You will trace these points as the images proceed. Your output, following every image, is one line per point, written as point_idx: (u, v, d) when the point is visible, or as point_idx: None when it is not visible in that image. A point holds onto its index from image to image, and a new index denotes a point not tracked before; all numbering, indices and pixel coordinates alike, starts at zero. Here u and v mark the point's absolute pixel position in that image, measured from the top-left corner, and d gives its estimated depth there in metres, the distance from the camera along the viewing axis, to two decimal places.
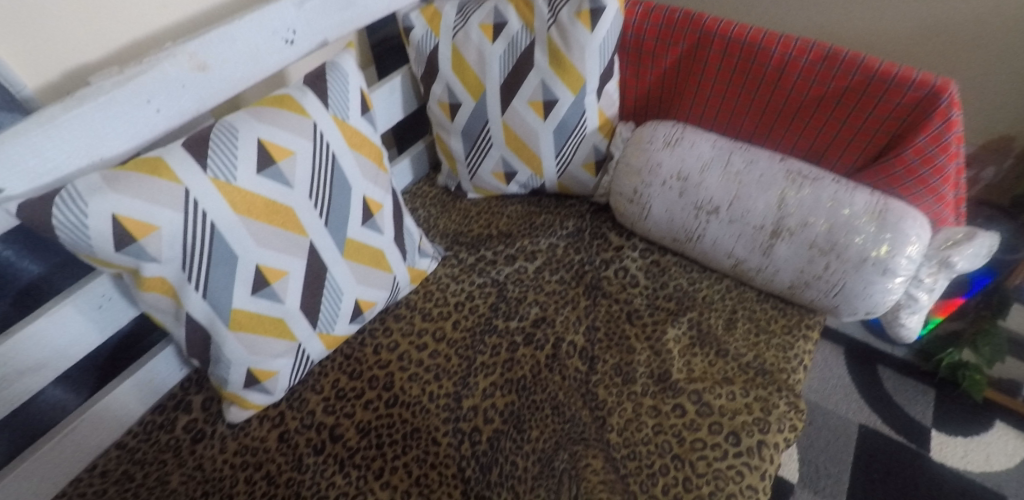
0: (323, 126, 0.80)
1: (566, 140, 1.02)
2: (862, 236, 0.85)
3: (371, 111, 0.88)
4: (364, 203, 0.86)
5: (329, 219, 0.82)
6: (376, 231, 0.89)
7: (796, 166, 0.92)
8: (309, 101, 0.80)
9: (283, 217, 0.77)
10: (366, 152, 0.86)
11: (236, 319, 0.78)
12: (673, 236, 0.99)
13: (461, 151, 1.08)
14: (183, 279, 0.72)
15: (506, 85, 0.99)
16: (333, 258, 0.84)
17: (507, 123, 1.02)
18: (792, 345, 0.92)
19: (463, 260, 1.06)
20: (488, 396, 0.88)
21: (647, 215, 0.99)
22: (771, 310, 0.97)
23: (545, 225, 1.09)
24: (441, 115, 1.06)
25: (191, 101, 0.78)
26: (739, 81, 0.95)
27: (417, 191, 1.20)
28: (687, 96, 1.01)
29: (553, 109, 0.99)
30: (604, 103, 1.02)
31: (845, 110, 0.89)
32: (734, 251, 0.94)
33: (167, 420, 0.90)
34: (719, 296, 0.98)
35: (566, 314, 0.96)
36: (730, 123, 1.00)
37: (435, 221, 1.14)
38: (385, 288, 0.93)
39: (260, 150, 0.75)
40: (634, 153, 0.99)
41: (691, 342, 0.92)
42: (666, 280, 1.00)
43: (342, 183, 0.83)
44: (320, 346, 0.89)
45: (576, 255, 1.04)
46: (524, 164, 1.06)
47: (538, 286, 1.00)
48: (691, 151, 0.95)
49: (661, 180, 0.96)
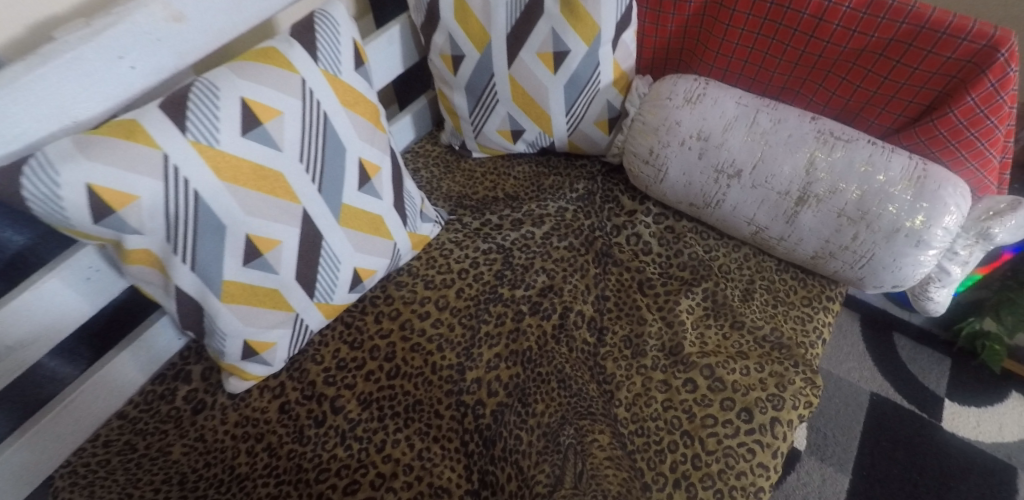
0: (312, 82, 0.74)
1: (577, 96, 0.95)
2: (896, 205, 0.79)
3: (366, 65, 0.82)
4: (360, 165, 0.81)
5: (323, 184, 0.77)
6: (374, 196, 0.84)
7: (828, 126, 0.85)
8: (297, 54, 0.73)
9: (272, 183, 0.72)
10: (361, 110, 0.80)
11: (229, 291, 0.75)
12: (690, 201, 0.93)
13: (465, 107, 1.01)
14: (169, 251, 0.68)
15: (513, 35, 0.91)
16: (329, 225, 0.80)
17: (514, 77, 0.94)
18: (810, 317, 0.88)
19: (467, 225, 1.01)
20: (491, 368, 0.85)
21: (663, 178, 0.92)
22: (790, 281, 0.92)
23: (554, 188, 1.04)
24: (443, 68, 0.98)
25: (169, 57, 0.72)
26: (770, 31, 0.86)
27: (419, 149, 1.14)
28: (712, 47, 0.93)
29: (564, 61, 0.91)
30: (619, 54, 0.94)
31: (887, 65, 0.80)
32: (755, 218, 0.88)
33: (167, 390, 0.89)
34: (736, 265, 0.93)
35: (574, 282, 0.92)
36: (757, 78, 0.92)
37: (439, 182, 1.08)
38: (385, 255, 0.89)
39: (244, 110, 0.69)
40: (651, 111, 0.91)
41: (705, 314, 0.88)
42: (681, 247, 0.95)
43: (336, 145, 0.77)
44: (320, 316, 0.87)
45: (586, 219, 0.99)
46: (532, 121, 0.99)
47: (546, 253, 0.96)
48: (714, 109, 0.88)
49: (680, 140, 0.89)
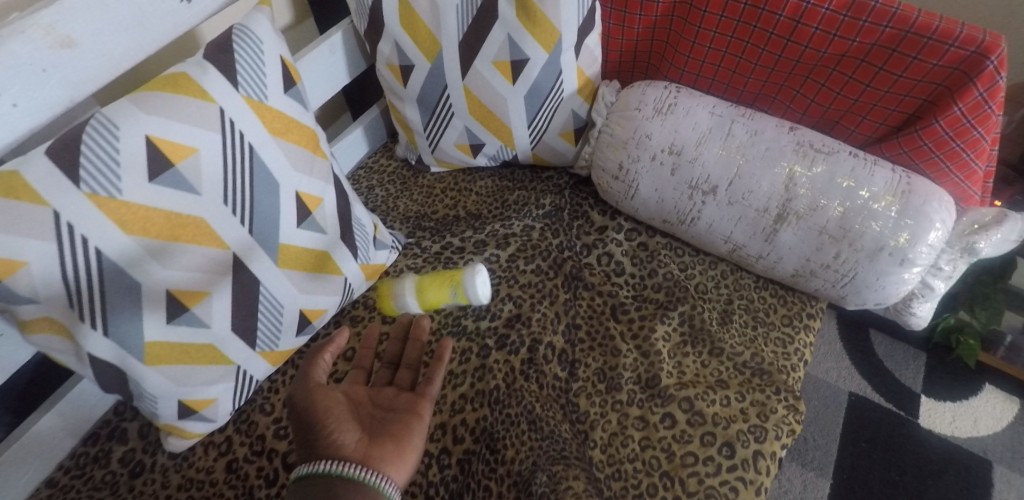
0: (233, 111, 0.64)
1: (539, 107, 0.87)
2: (880, 223, 0.73)
3: (299, 85, 0.72)
4: (298, 199, 0.72)
5: (256, 226, 0.69)
6: (317, 231, 0.75)
7: (807, 137, 0.79)
8: (213, 81, 0.63)
9: (194, 230, 0.64)
10: (295, 139, 0.71)
11: (153, 353, 0.66)
12: (664, 218, 0.87)
13: (418, 121, 0.93)
14: (76, 317, 0.60)
15: (466, 43, 0.82)
16: (266, 268, 0.71)
17: (469, 88, 0.86)
18: (792, 338, 0.84)
19: (426, 249, 0.93)
20: (456, 412, 0.79)
21: (634, 194, 0.86)
22: (770, 299, 0.87)
23: (519, 204, 0.97)
24: (391, 79, 0.89)
25: (61, 89, 0.61)
26: (744, 34, 0.79)
27: (373, 165, 1.06)
28: (682, 51, 0.86)
29: (523, 71, 0.83)
30: (583, 60, 0.86)
31: (869, 72, 0.74)
32: (732, 235, 0.82)
33: (102, 452, 0.81)
34: (713, 284, 0.88)
35: (543, 310, 0.85)
36: (731, 84, 0.86)
37: (395, 201, 1.00)
38: (335, 292, 0.81)
39: (150, 150, 0.59)
40: (619, 123, 0.84)
41: (683, 341, 0.83)
42: (655, 267, 0.89)
43: (268, 181, 0.68)
44: (265, 364, 0.79)
45: (554, 239, 0.92)
46: (492, 135, 0.91)
47: (512, 278, 0.89)
48: (687, 120, 0.81)
49: (650, 154, 0.82)
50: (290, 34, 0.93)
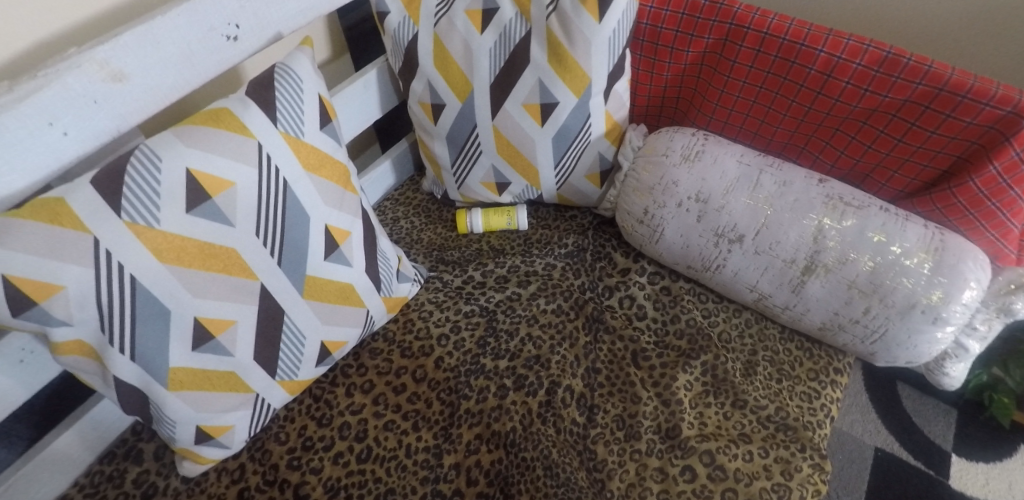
0: (270, 147, 0.66)
1: (566, 149, 0.88)
2: (912, 279, 0.72)
3: (334, 121, 0.74)
4: (327, 232, 0.73)
5: (283, 257, 0.70)
6: (344, 264, 0.76)
7: (837, 190, 0.78)
8: (253, 116, 0.65)
9: (225, 260, 0.65)
10: (327, 173, 0.72)
11: (176, 378, 0.67)
12: (688, 264, 0.86)
13: (446, 158, 0.94)
14: (105, 341, 0.61)
15: (497, 85, 0.84)
16: (290, 298, 0.72)
17: (498, 129, 0.87)
18: (818, 394, 0.82)
19: (448, 283, 0.94)
20: (472, 452, 0.78)
21: (659, 239, 0.86)
22: (796, 351, 0.85)
23: (542, 243, 0.97)
24: (423, 117, 0.91)
25: (109, 118, 0.64)
26: (773, 85, 0.80)
27: (399, 197, 1.07)
28: (711, 99, 0.87)
29: (552, 113, 0.85)
30: (612, 105, 0.87)
31: (901, 127, 0.74)
32: (757, 284, 0.81)
33: (117, 471, 0.81)
34: (737, 332, 0.86)
35: (563, 352, 0.85)
36: (759, 132, 0.86)
37: (420, 233, 1.01)
38: (356, 324, 0.81)
39: (189, 182, 0.61)
40: (645, 168, 0.85)
41: (705, 391, 0.81)
42: (678, 312, 0.88)
43: (298, 213, 0.70)
44: (283, 393, 0.79)
45: (575, 279, 0.92)
46: (518, 174, 0.92)
47: (533, 317, 0.88)
48: (714, 168, 0.81)
49: (677, 201, 0.82)
50: (328, 69, 0.96)
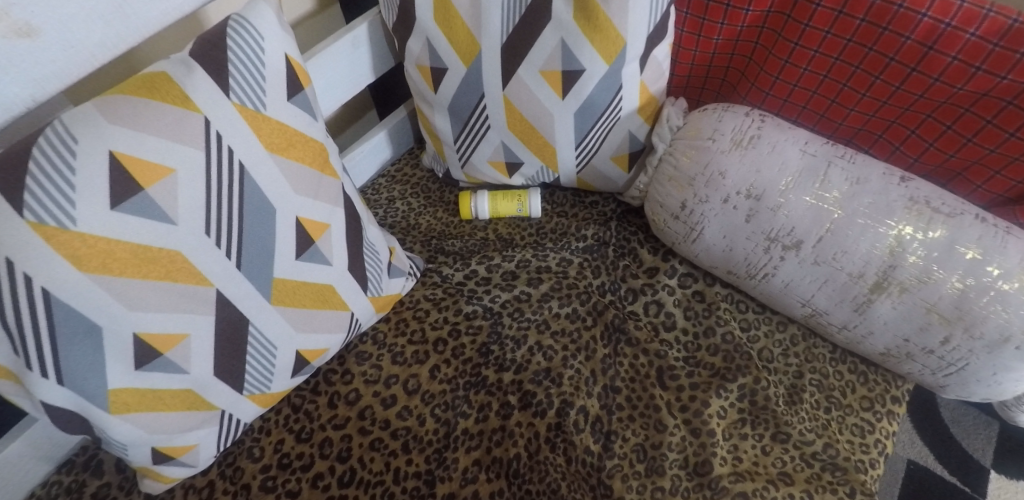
0: (222, 124, 0.53)
1: (591, 126, 0.74)
2: (1008, 309, 0.58)
3: (308, 90, 0.60)
4: (299, 226, 0.60)
5: (243, 258, 0.57)
6: (321, 263, 0.64)
7: (922, 191, 0.64)
8: (200, 84, 0.52)
9: (168, 264, 0.53)
10: (297, 155, 0.59)
11: (118, 400, 0.56)
12: (730, 269, 0.73)
13: (448, 132, 0.80)
14: (23, 366, 0.51)
15: (510, 46, 0.69)
16: (256, 305, 0.60)
17: (510, 100, 0.73)
18: (872, 427, 0.70)
19: (448, 278, 0.81)
20: (468, 481, 0.67)
21: (696, 238, 0.72)
22: (847, 375, 0.73)
23: (557, 233, 0.84)
24: (421, 82, 0.77)
25: (21, 86, 0.51)
26: (853, 57, 0.64)
27: (396, 173, 0.94)
28: (770, 71, 0.71)
29: (575, 83, 0.70)
30: (649, 74, 0.72)
31: (1017, 117, 0.59)
32: (812, 298, 0.69)
33: (75, 484, 0.72)
34: (780, 351, 0.74)
35: (577, 366, 0.73)
36: (827, 115, 0.71)
37: (418, 217, 0.88)
38: (339, 330, 0.70)
39: (115, 170, 0.48)
40: (686, 153, 0.71)
41: (740, 419, 0.70)
42: (713, 324, 0.75)
43: (261, 206, 0.57)
44: (254, 407, 0.68)
45: (594, 278, 0.80)
46: (532, 154, 0.78)
47: (543, 323, 0.76)
48: (772, 157, 0.66)
49: (723, 196, 0.68)
50: (311, 21, 0.81)
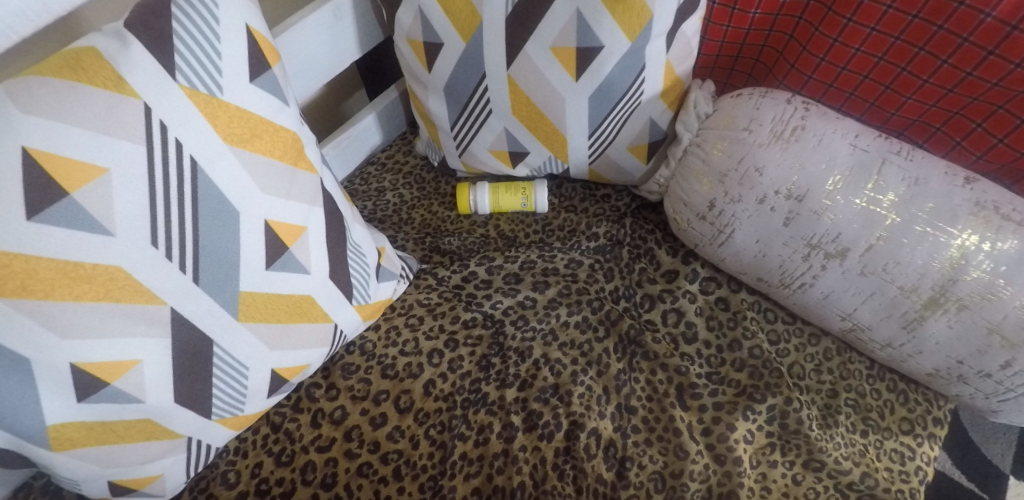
0: (169, 113, 0.44)
1: (607, 113, 0.65)
2: None
3: (274, 69, 0.50)
4: (269, 230, 0.51)
5: (202, 271, 0.49)
6: (297, 271, 0.55)
7: (991, 193, 0.55)
8: (139, 62, 0.42)
9: (106, 283, 0.44)
10: (265, 147, 0.50)
11: (59, 437, 0.48)
12: (761, 276, 0.65)
13: (445, 116, 0.71)
14: None
15: (516, 18, 0.60)
16: (219, 323, 0.52)
17: (515, 81, 0.64)
18: (912, 453, 0.63)
19: (444, 281, 0.73)
20: None
21: (725, 242, 0.64)
22: (885, 394, 0.66)
23: (565, 231, 0.76)
24: (413, 59, 0.68)
25: None
26: (918, 36, 0.55)
27: (386, 161, 0.85)
28: (815, 51, 0.62)
29: (592, 62, 0.60)
30: (676, 52, 0.63)
31: None
32: (854, 312, 0.61)
33: None
34: (813, 366, 0.67)
35: (588, 383, 0.65)
36: (878, 103, 0.62)
37: (410, 211, 0.80)
38: (320, 344, 0.62)
39: (31, 172, 0.39)
40: (716, 145, 0.62)
41: (768, 444, 0.63)
42: (739, 336, 0.67)
43: (221, 209, 0.48)
44: (226, 431, 0.60)
45: (606, 282, 0.72)
46: (539, 143, 0.69)
47: (550, 333, 0.68)
48: (819, 152, 0.58)
49: (759, 195, 0.59)
50: None
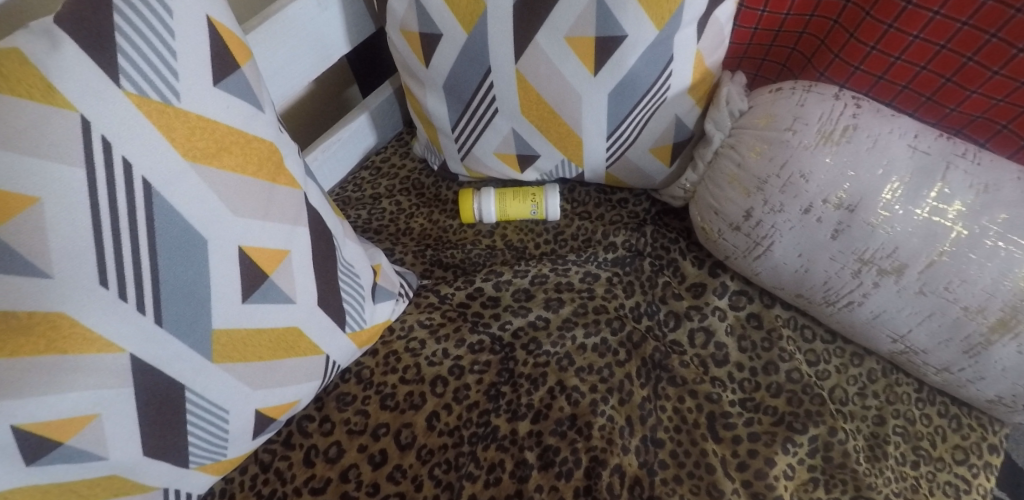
0: (112, 127, 0.36)
1: (629, 111, 0.57)
2: None
3: (243, 70, 0.43)
4: (244, 258, 0.44)
5: (164, 310, 0.41)
6: (280, 302, 0.48)
7: None
8: (73, 65, 0.35)
9: (47, 332, 0.37)
10: (235, 162, 0.42)
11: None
12: (801, 293, 0.58)
13: (445, 117, 0.64)
14: None
15: (526, 3, 0.52)
16: (189, 365, 0.45)
17: (525, 76, 0.56)
18: (968, 486, 0.56)
19: (447, 299, 0.66)
20: None
21: (761, 255, 0.57)
22: (936, 419, 0.59)
23: (579, 241, 0.69)
24: (408, 54, 0.60)
25: None
26: (990, 21, 0.48)
27: (381, 165, 0.78)
28: (865, 38, 0.55)
29: (613, 53, 0.53)
30: (707, 41, 0.55)
31: None
32: (908, 334, 0.54)
33: None
34: (856, 390, 0.61)
35: (609, 414, 0.58)
36: (936, 97, 0.54)
37: (408, 220, 0.73)
38: (310, 378, 0.54)
39: None
40: (754, 147, 0.55)
41: (811, 480, 0.55)
42: (775, 358, 0.61)
43: (185, 237, 0.41)
44: (206, 477, 0.52)
45: (626, 298, 0.65)
46: (552, 145, 0.62)
47: (566, 357, 0.61)
48: (875, 155, 0.50)
49: (804, 205, 0.52)
50: None
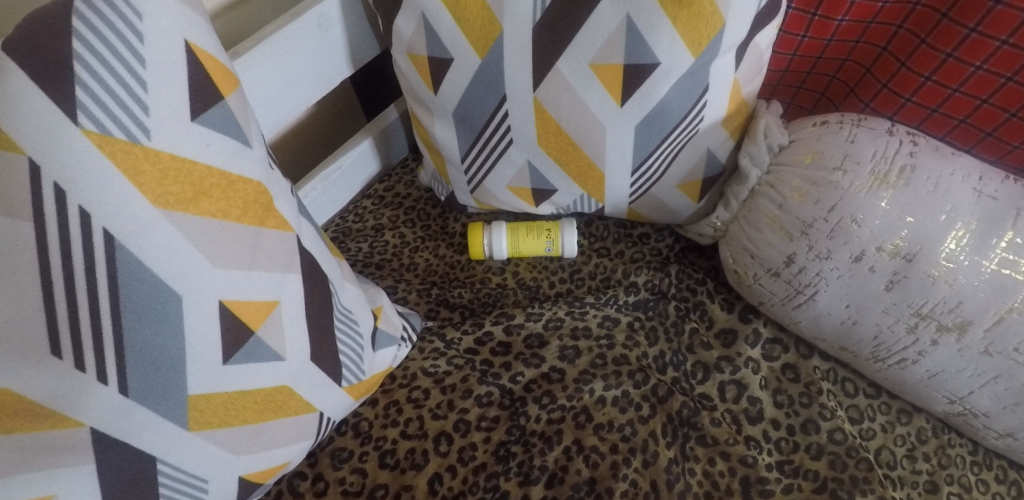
0: (68, 171, 0.32)
1: (658, 144, 0.52)
2: None
3: (227, 101, 0.38)
4: (227, 314, 0.39)
5: (130, 377, 0.36)
6: (267, 360, 0.42)
7: None
8: (26, 97, 0.30)
9: None
10: (216, 207, 0.37)
11: None
12: (846, 346, 0.52)
13: (454, 146, 0.58)
14: None
15: (546, 28, 0.47)
16: (161, 436, 0.38)
17: (543, 105, 0.51)
18: None
19: (454, 343, 0.60)
20: None
21: (804, 304, 0.52)
22: (994, 486, 0.52)
23: (597, 281, 0.65)
24: (416, 80, 0.55)
25: None
26: None
27: (384, 194, 0.73)
28: (919, 67, 0.49)
29: (641, 82, 0.48)
30: (745, 70, 0.50)
31: None
32: (968, 396, 0.48)
33: None
34: (904, 452, 0.54)
35: (632, 478, 0.52)
36: (997, 133, 0.49)
37: (413, 255, 0.68)
38: (302, 438, 0.48)
39: None
40: (797, 187, 0.50)
41: None
42: (815, 415, 0.55)
43: (155, 294, 0.35)
44: None
45: (649, 346, 0.59)
46: (570, 178, 0.56)
47: (584, 412, 0.55)
48: (937, 199, 0.45)
49: (854, 252, 0.47)
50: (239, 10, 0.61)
